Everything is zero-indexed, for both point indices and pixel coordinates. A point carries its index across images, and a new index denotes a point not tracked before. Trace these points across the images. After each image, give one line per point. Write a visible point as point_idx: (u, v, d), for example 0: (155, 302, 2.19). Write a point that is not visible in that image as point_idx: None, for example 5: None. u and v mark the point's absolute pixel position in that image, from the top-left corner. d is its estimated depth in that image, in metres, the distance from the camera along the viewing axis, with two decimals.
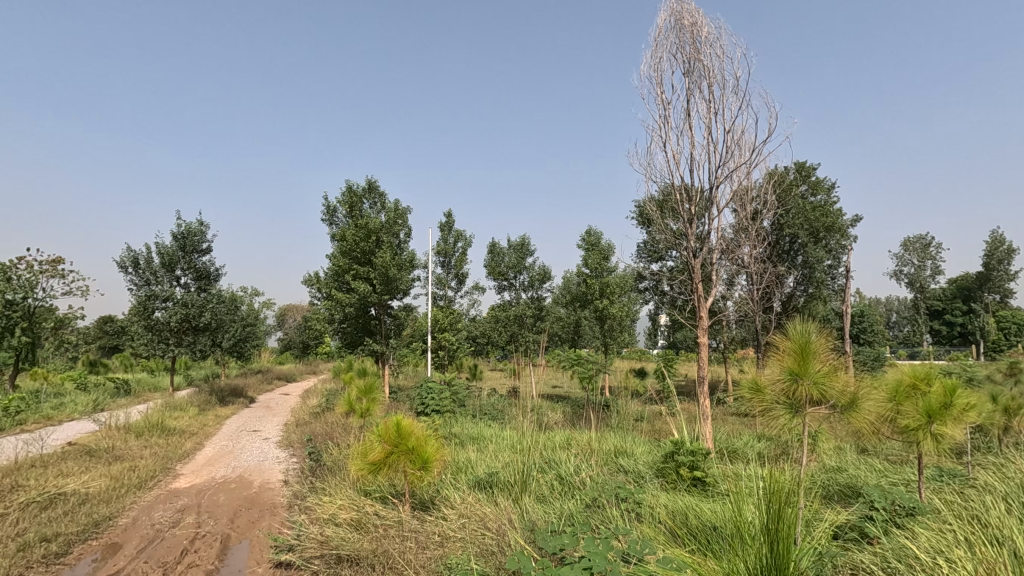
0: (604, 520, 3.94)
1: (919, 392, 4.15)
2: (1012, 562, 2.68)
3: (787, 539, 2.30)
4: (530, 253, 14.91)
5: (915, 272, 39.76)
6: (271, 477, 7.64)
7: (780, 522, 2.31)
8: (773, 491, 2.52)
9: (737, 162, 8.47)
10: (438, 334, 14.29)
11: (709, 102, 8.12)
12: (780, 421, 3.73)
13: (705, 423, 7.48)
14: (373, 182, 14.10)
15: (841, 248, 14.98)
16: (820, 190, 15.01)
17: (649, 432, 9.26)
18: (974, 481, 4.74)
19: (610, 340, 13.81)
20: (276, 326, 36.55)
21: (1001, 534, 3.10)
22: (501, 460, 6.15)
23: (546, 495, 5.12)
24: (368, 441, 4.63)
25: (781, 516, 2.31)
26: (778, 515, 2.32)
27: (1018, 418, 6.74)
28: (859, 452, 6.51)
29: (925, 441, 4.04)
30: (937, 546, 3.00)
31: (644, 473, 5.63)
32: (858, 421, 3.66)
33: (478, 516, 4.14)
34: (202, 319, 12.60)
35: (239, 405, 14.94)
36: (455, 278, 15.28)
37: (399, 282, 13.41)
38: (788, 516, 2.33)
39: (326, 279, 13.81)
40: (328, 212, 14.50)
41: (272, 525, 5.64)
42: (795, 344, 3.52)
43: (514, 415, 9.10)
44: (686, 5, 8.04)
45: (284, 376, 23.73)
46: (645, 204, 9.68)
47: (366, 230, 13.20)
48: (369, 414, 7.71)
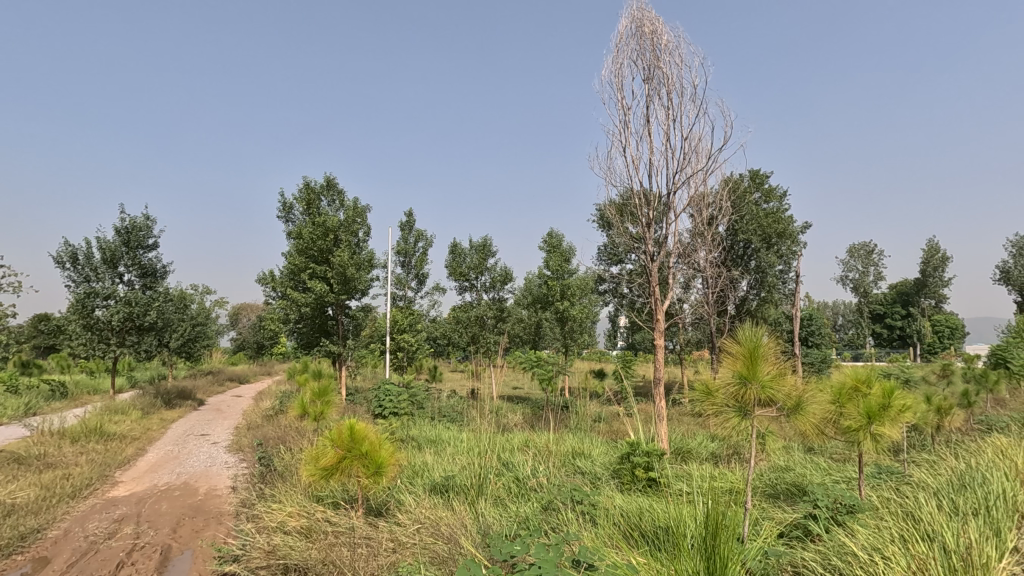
0: (560, 523, 3.96)
1: (861, 393, 4.31)
2: (941, 557, 2.81)
3: (725, 551, 2.34)
4: (491, 254, 14.86)
5: (859, 277, 41.73)
6: (219, 483, 7.35)
7: (719, 536, 2.36)
8: (711, 507, 2.57)
9: (694, 169, 8.67)
10: (397, 335, 14.06)
11: (668, 109, 8.29)
12: (731, 423, 3.80)
13: (661, 423, 7.61)
14: (331, 179, 13.78)
15: (792, 254, 15.53)
16: (772, 197, 15.53)
17: (606, 432, 9.43)
18: (909, 478, 4.99)
19: (571, 342, 13.95)
20: (229, 326, 35.43)
21: (933, 529, 3.26)
22: (457, 464, 6.10)
23: (502, 498, 5.12)
24: (319, 446, 4.47)
25: (719, 532, 2.36)
26: (717, 531, 2.36)
27: (949, 417, 7.16)
28: (806, 451, 6.79)
29: (866, 441, 4.23)
30: (873, 542, 3.12)
31: (601, 473, 5.71)
32: (804, 423, 3.76)
33: (434, 522, 4.08)
34: (148, 318, 12.02)
35: (187, 408, 14.35)
36: (416, 279, 15.10)
37: (357, 282, 13.16)
38: (725, 532, 2.38)
39: (282, 278, 13.42)
40: (284, 210, 14.14)
41: (217, 534, 5.42)
42: (745, 349, 3.59)
43: (473, 417, 9.07)
44: (647, 13, 8.18)
45: (236, 377, 22.96)
46: (605, 207, 9.78)
47: (324, 228, 12.92)
48: (323, 417, 7.49)
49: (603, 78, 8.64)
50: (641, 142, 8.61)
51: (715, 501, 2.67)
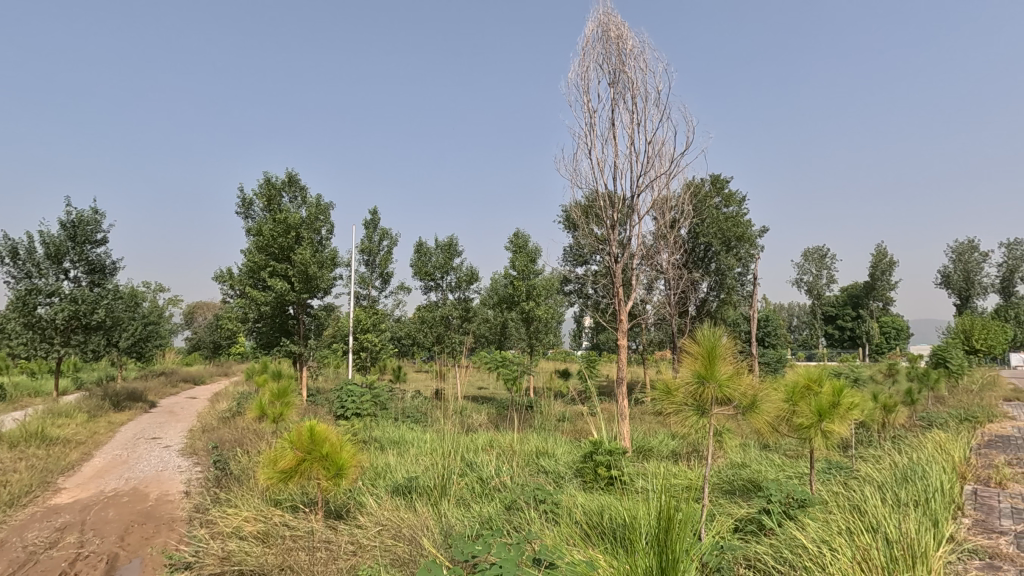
0: (522, 523, 3.97)
1: (812, 392, 4.48)
2: (883, 548, 2.94)
3: (678, 543, 2.33)
4: (457, 253, 14.80)
5: (812, 280, 43.33)
6: (171, 488, 7.07)
7: (672, 527, 2.35)
8: (665, 499, 2.57)
9: (657, 172, 8.85)
10: (360, 335, 13.83)
11: (633, 113, 8.44)
12: (689, 421, 3.89)
13: (624, 422, 7.74)
14: (293, 175, 13.46)
15: (750, 257, 16.00)
16: (732, 202, 15.97)
17: (570, 431, 9.52)
18: (856, 473, 5.22)
19: (536, 342, 14.02)
20: (184, 325, 34.21)
21: (876, 521, 3.41)
22: (421, 464, 6.05)
23: (465, 499, 5.10)
24: (277, 448, 4.35)
25: (672, 523, 2.36)
26: (669, 522, 2.36)
27: (893, 414, 7.52)
28: (761, 448, 7.02)
29: (817, 438, 4.40)
30: (822, 535, 3.25)
31: (564, 473, 5.76)
32: (759, 421, 3.88)
33: (396, 523, 4.03)
34: (95, 317, 11.47)
35: (137, 411, 13.75)
36: (380, 278, 14.89)
37: (319, 280, 12.90)
38: (677, 522, 2.38)
39: (241, 276, 13.02)
40: (244, 205, 13.73)
41: (169, 541, 5.21)
42: (703, 349, 3.69)
43: (437, 418, 9.01)
44: (613, 18, 8.30)
45: (190, 377, 22.16)
46: (570, 209, 9.86)
47: (285, 225, 12.61)
48: (282, 419, 7.29)
49: (570, 81, 8.73)
50: (607, 145, 8.74)
51: (670, 497, 2.71)
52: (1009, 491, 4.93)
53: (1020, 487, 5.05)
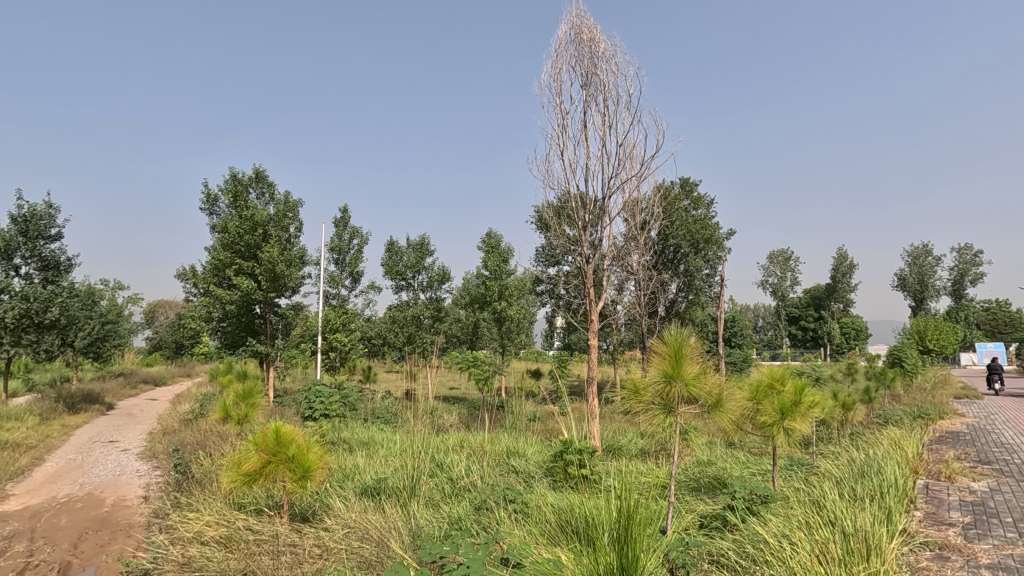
0: (492, 523, 3.97)
1: (775, 391, 4.60)
2: (841, 542, 3.04)
3: (637, 536, 2.36)
4: (429, 253, 14.71)
5: (777, 282, 44.50)
6: (128, 493, 6.82)
7: (631, 521, 2.38)
8: (626, 495, 2.59)
9: (628, 175, 8.96)
10: (329, 335, 13.60)
11: (604, 115, 8.52)
12: (656, 420, 3.95)
13: (594, 422, 7.81)
14: (260, 171, 13.17)
15: (717, 259, 16.35)
16: (700, 205, 16.29)
17: (541, 431, 9.57)
18: (816, 469, 5.38)
19: (508, 342, 14.02)
20: (145, 324, 33.11)
21: (835, 515, 3.52)
22: (390, 465, 5.99)
23: (435, 499, 5.06)
24: (241, 450, 4.24)
25: (632, 517, 2.38)
26: (630, 516, 2.39)
27: (852, 412, 7.78)
28: (726, 446, 7.18)
29: (779, 435, 4.53)
30: (783, 529, 3.33)
31: (534, 472, 5.78)
32: (724, 420, 3.97)
33: (364, 525, 3.98)
34: (48, 315, 11.00)
35: (93, 413, 13.23)
36: (350, 277, 14.68)
37: (287, 279, 12.66)
38: (637, 517, 2.40)
39: (205, 274, 12.67)
40: (208, 201, 13.36)
41: (125, 547, 5.03)
42: (670, 348, 3.75)
43: (408, 418, 8.94)
44: (585, 21, 8.37)
45: (150, 378, 21.43)
46: (543, 209, 9.90)
47: (252, 222, 12.33)
48: (247, 421, 7.11)
49: (542, 81, 8.76)
50: (578, 146, 8.81)
51: (634, 494, 2.74)
52: (957, 484, 5.17)
53: (967, 481, 5.30)
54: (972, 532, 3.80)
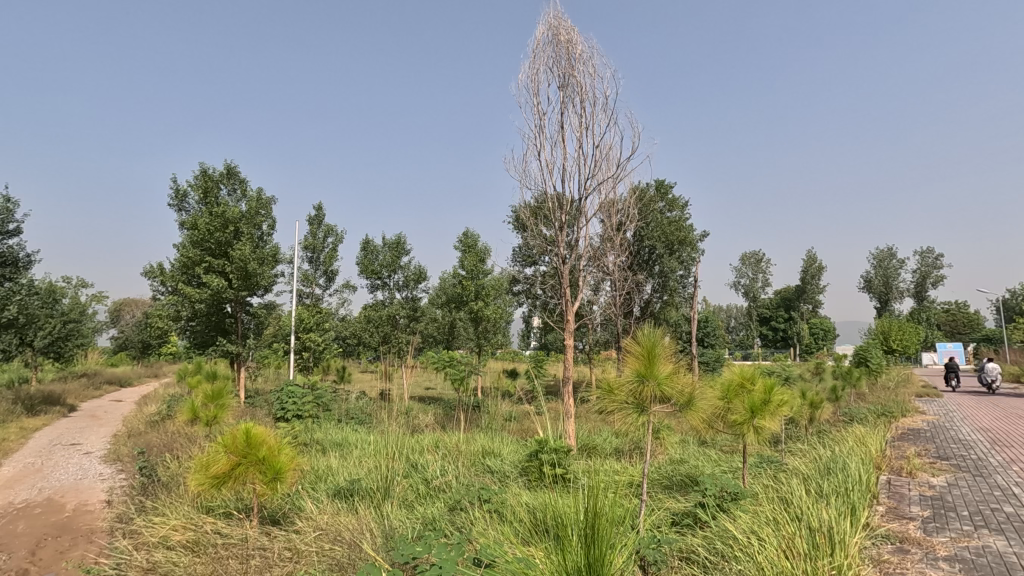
0: (466, 523, 3.96)
1: (746, 390, 4.68)
2: (806, 537, 3.12)
3: (604, 534, 2.38)
4: (405, 252, 14.60)
5: (749, 283, 45.40)
6: (91, 497, 6.60)
7: (598, 519, 2.40)
8: (594, 494, 2.61)
9: (604, 176, 9.04)
10: (302, 334, 13.36)
11: (581, 117, 8.58)
12: (629, 419, 3.99)
13: (569, 421, 7.85)
14: (232, 167, 12.89)
15: (691, 260, 16.61)
16: (675, 207, 16.52)
17: (516, 431, 9.58)
18: (785, 466, 5.51)
19: (484, 342, 14.00)
20: (109, 323, 32.14)
21: (802, 511, 3.60)
22: (364, 466, 5.92)
23: (410, 500, 5.03)
24: (209, 452, 4.15)
25: (599, 515, 2.41)
26: (596, 514, 2.41)
27: (819, 411, 7.98)
28: (698, 444, 7.29)
29: (749, 433, 4.63)
30: (751, 526, 3.40)
31: (509, 472, 5.78)
32: (695, 418, 4.03)
33: (336, 527, 3.93)
34: (6, 313, 10.58)
35: (54, 415, 12.78)
36: (324, 276, 14.48)
37: (259, 277, 12.42)
38: (603, 514, 2.43)
39: (173, 272, 12.34)
40: (177, 197, 13.03)
41: (87, 553, 4.88)
42: (643, 348, 3.79)
43: (383, 419, 8.86)
44: (563, 22, 8.41)
45: (115, 378, 20.79)
46: (519, 209, 9.92)
47: (223, 219, 12.07)
48: (216, 422, 6.96)
49: (519, 82, 8.78)
50: (555, 147, 8.85)
51: (603, 492, 2.77)
52: (918, 479, 5.35)
53: (927, 476, 5.49)
54: (931, 526, 3.94)
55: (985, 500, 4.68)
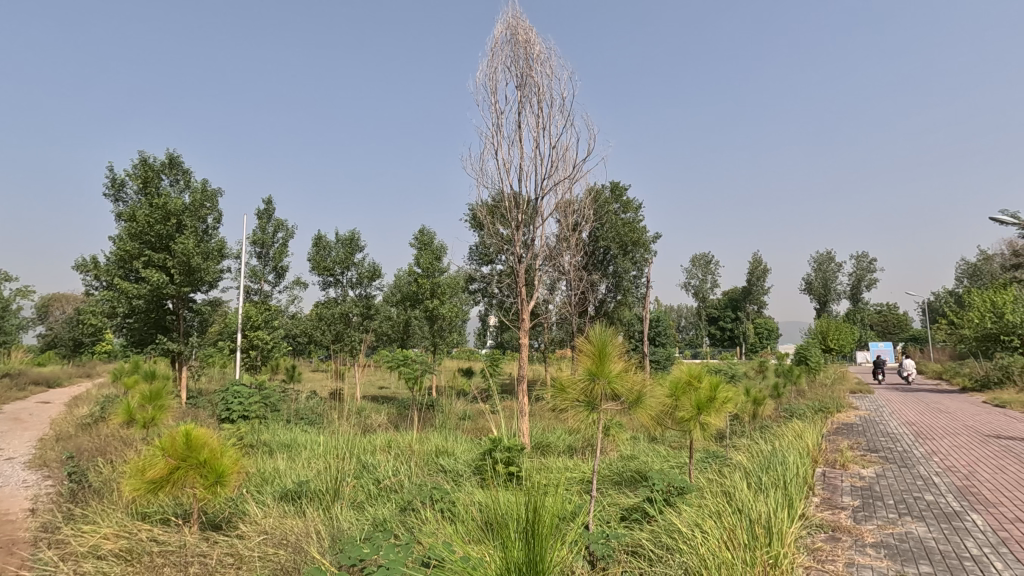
0: (417, 523, 3.93)
1: (693, 387, 4.82)
2: (746, 527, 3.25)
3: (542, 536, 2.41)
4: (359, 248, 14.31)
5: (699, 284, 46.88)
6: (12, 506, 6.16)
7: (537, 521, 2.43)
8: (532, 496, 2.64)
9: (560, 177, 9.14)
10: (249, 332, 12.88)
11: (538, 117, 8.64)
12: (580, 417, 4.05)
13: (523, 420, 7.88)
14: (174, 156, 12.30)
15: (644, 261, 17.00)
16: (630, 208, 16.87)
17: (471, 430, 9.56)
18: (729, 461, 5.72)
19: (440, 341, 13.90)
20: (36, 320, 30.17)
21: (743, 503, 3.74)
22: (312, 468, 5.77)
23: (360, 501, 4.94)
24: (146, 456, 3.94)
25: (537, 514, 2.45)
26: (535, 514, 2.44)
27: (761, 407, 8.33)
28: (649, 441, 7.48)
29: (695, 429, 4.79)
30: (695, 519, 3.52)
31: (462, 471, 5.76)
32: (643, 415, 4.13)
33: (282, 530, 3.83)
34: None
35: None
36: (274, 272, 14.02)
37: (204, 273, 11.91)
38: (541, 515, 2.46)
39: (108, 265, 11.66)
40: (114, 187, 12.32)
41: (5, 566, 4.54)
42: (594, 347, 3.85)
43: (334, 419, 8.67)
44: (521, 22, 8.44)
45: (42, 378, 19.47)
46: (476, 207, 9.88)
47: (164, 211, 11.51)
48: (155, 424, 6.62)
49: (478, 80, 8.76)
50: (512, 146, 8.88)
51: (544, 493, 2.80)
52: (850, 471, 5.67)
53: (858, 467, 5.83)
54: (860, 514, 4.19)
55: (909, 489, 5.02)
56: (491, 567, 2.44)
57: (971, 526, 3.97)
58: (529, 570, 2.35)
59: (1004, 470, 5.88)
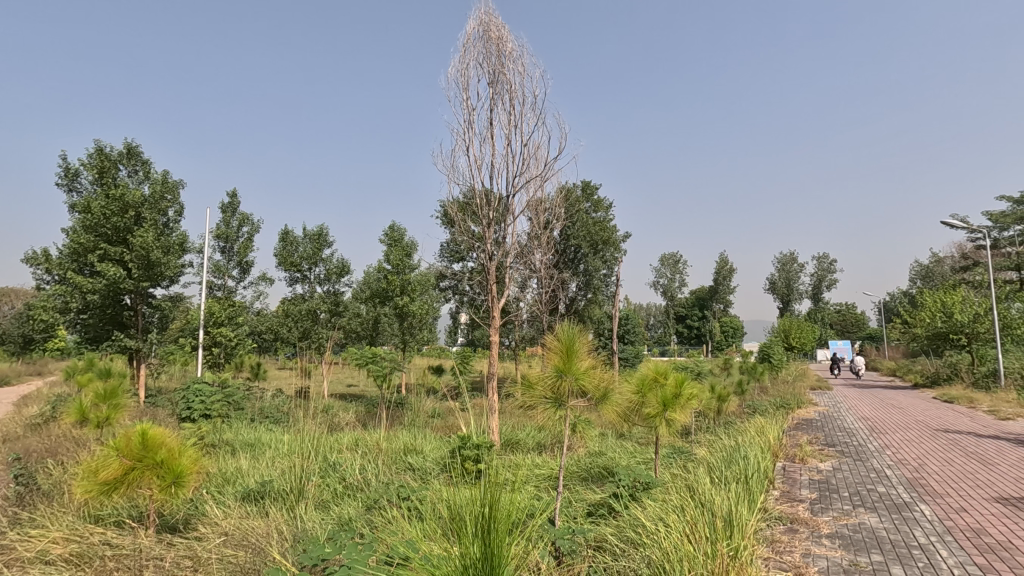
0: (383, 521, 3.88)
1: (659, 384, 4.89)
2: (709, 521, 3.31)
3: (498, 534, 2.40)
4: (327, 244, 14.07)
5: (667, 283, 47.69)
6: None
7: (494, 519, 2.42)
8: (485, 490, 2.62)
9: (532, 175, 9.16)
10: (212, 329, 12.46)
11: (510, 114, 8.64)
12: (547, 414, 4.07)
13: (493, 417, 7.86)
14: (133, 146, 11.86)
15: (614, 260, 17.21)
16: (600, 208, 17.04)
17: (440, 428, 9.51)
18: (694, 456, 5.84)
19: (410, 338, 13.79)
20: None
21: (706, 498, 3.81)
22: (276, 467, 5.65)
23: (325, 500, 4.85)
24: (98, 457, 3.79)
25: (493, 508, 2.44)
26: (491, 509, 2.43)
27: (726, 404, 8.52)
28: (617, 437, 7.58)
29: (661, 425, 4.87)
30: (659, 513, 3.57)
31: (431, 469, 5.74)
32: (610, 411, 4.17)
33: (243, 531, 3.73)
34: None
35: None
36: (238, 267, 13.68)
37: (164, 267, 11.52)
38: (497, 510, 2.45)
39: (60, 258, 11.16)
40: (67, 176, 11.79)
41: None
42: (563, 343, 3.86)
43: (299, 418, 8.51)
44: (494, 19, 8.42)
45: None
46: (447, 204, 9.81)
47: (122, 203, 11.09)
48: (109, 424, 6.37)
49: (449, 76, 8.70)
50: (484, 143, 8.87)
51: (502, 489, 2.79)
52: (808, 465, 5.85)
53: (816, 461, 6.02)
54: (817, 506, 4.33)
55: (863, 482, 5.21)
56: (446, 563, 2.43)
57: (919, 516, 4.15)
58: (486, 567, 2.34)
59: (950, 462, 6.17)
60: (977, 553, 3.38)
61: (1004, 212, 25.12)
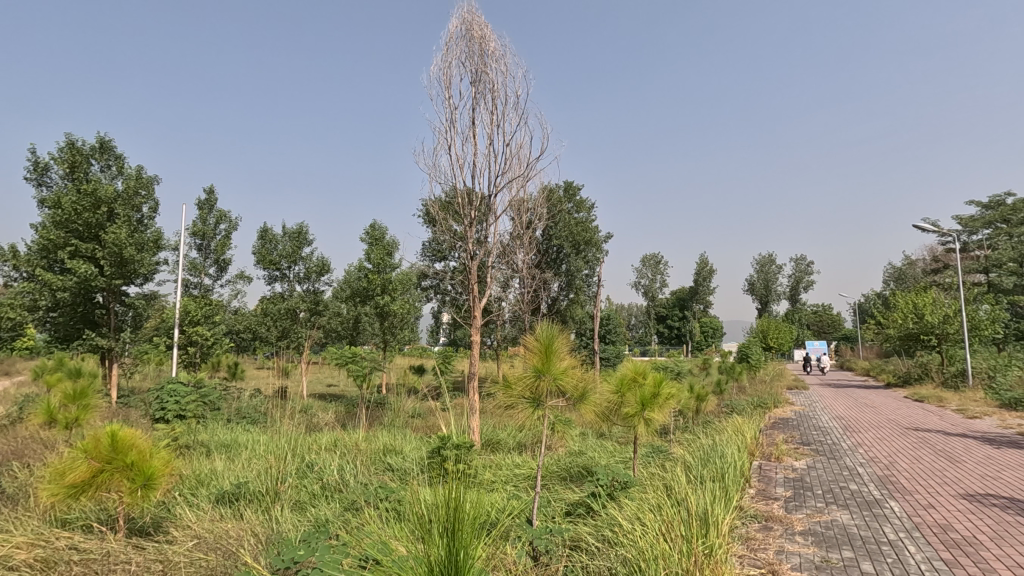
0: (359, 522, 3.85)
1: (638, 383, 4.91)
2: (683, 520, 3.34)
3: (464, 534, 2.37)
4: (308, 242, 13.91)
5: (649, 283, 48.10)
6: None
7: (460, 518, 2.38)
8: (453, 490, 2.58)
9: (514, 174, 9.15)
10: (187, 328, 12.15)
11: (492, 114, 8.62)
12: (525, 413, 4.07)
13: (473, 417, 7.85)
14: (106, 140, 11.58)
15: (596, 260, 17.31)
16: (583, 208, 17.13)
17: (421, 427, 9.47)
18: (671, 455, 5.90)
19: (391, 337, 13.68)
20: None
21: (682, 497, 3.84)
22: (252, 468, 5.56)
23: (302, 501, 4.79)
24: (67, 458, 3.68)
25: (459, 508, 2.40)
26: (456, 508, 2.40)
27: (704, 403, 8.64)
28: (597, 437, 7.64)
29: (639, 425, 4.90)
30: (636, 512, 3.59)
31: (409, 469, 5.71)
32: (588, 410, 4.17)
33: (215, 534, 3.67)
34: None
35: None
36: (215, 265, 13.44)
37: (138, 265, 11.27)
38: (463, 508, 2.42)
39: (28, 255, 10.83)
40: (36, 171, 11.45)
41: None
42: (541, 344, 3.86)
43: (277, 418, 8.40)
44: (477, 18, 8.39)
45: None
46: (429, 203, 9.75)
47: (94, 198, 10.84)
48: (78, 426, 6.19)
49: (432, 74, 8.65)
50: (466, 142, 8.84)
51: (472, 489, 2.75)
52: (784, 463, 5.95)
53: (791, 460, 6.12)
54: (791, 504, 4.40)
55: (837, 479, 5.32)
56: (414, 565, 2.40)
57: (889, 513, 4.24)
58: (451, 569, 2.31)
59: (919, 459, 6.32)
60: (943, 548, 3.47)
61: (974, 216, 25.87)
